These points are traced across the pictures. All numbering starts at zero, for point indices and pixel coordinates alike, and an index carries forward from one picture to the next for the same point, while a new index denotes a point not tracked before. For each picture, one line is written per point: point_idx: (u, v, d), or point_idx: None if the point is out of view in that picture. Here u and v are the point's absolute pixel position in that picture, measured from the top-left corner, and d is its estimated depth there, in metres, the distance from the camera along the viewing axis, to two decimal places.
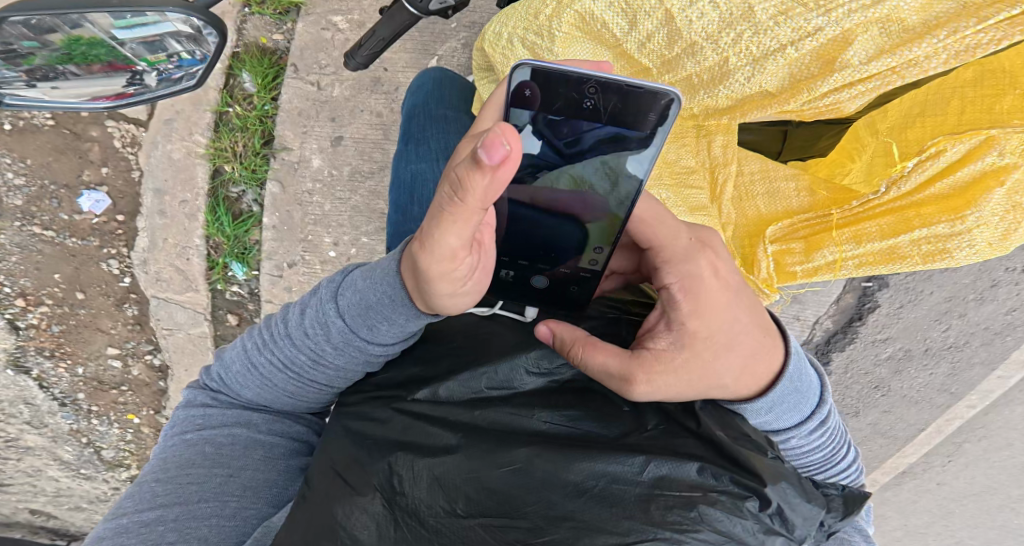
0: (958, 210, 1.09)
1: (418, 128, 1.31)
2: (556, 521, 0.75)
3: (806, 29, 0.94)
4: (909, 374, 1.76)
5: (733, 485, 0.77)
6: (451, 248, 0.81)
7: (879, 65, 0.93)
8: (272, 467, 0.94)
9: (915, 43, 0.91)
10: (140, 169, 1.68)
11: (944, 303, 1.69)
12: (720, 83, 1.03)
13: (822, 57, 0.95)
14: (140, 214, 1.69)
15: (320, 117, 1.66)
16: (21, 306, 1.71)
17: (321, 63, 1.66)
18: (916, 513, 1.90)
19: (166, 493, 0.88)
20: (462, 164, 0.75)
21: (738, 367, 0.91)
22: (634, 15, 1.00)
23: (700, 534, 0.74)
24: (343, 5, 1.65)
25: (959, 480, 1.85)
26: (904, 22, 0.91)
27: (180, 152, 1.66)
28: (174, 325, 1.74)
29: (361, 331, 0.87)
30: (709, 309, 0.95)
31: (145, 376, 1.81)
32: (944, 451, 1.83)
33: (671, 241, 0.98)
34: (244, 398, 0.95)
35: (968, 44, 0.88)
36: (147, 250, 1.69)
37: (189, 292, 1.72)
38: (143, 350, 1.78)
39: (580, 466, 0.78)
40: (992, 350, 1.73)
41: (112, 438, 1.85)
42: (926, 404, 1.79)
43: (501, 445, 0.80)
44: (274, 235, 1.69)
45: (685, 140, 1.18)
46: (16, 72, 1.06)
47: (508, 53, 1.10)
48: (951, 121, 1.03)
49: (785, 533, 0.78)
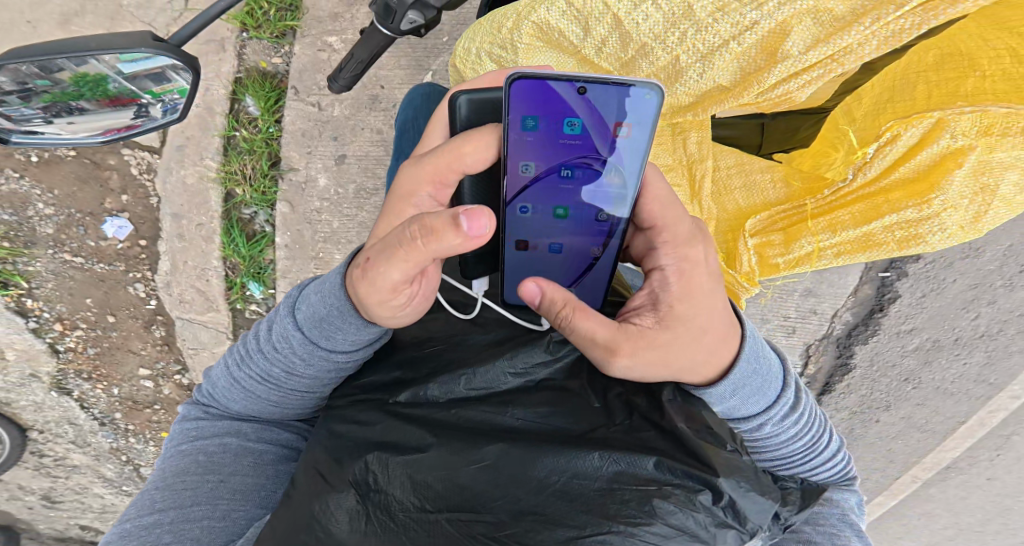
0: (922, 194, 1.08)
1: (409, 144, 1.33)
2: (519, 515, 0.76)
3: (744, 24, 0.99)
4: (940, 365, 1.71)
5: (687, 478, 0.77)
6: (392, 282, 0.85)
7: (817, 54, 0.97)
8: (261, 472, 0.96)
9: (845, 31, 0.94)
10: (158, 195, 1.73)
11: (970, 291, 1.65)
12: (676, 81, 1.08)
13: (765, 49, 1.00)
14: (160, 239, 1.74)
15: (322, 137, 1.68)
16: (59, 330, 1.77)
17: (320, 83, 1.67)
18: (968, 510, 1.82)
19: (162, 498, 0.91)
20: (440, 217, 0.80)
21: (709, 348, 0.90)
22: (587, 21, 1.05)
23: (654, 527, 0.74)
24: (336, 25, 1.67)
25: (1011, 475, 1.78)
26: (832, 12, 0.95)
27: (193, 177, 1.71)
28: (199, 344, 1.80)
29: (320, 341, 0.89)
30: (691, 293, 0.93)
31: (176, 395, 1.86)
32: (991, 444, 1.76)
33: (675, 224, 0.95)
34: (232, 410, 0.98)
35: (893, 29, 0.91)
36: (169, 273, 1.75)
37: (211, 312, 1.78)
38: (173, 370, 1.84)
39: (544, 462, 0.78)
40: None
41: (149, 455, 1.91)
42: (963, 396, 1.73)
43: (472, 441, 0.81)
44: (287, 253, 1.73)
45: (661, 140, 1.23)
46: (33, 109, 1.10)
47: (478, 67, 1.18)
48: (921, 105, 1.04)
49: (738, 526, 0.76)
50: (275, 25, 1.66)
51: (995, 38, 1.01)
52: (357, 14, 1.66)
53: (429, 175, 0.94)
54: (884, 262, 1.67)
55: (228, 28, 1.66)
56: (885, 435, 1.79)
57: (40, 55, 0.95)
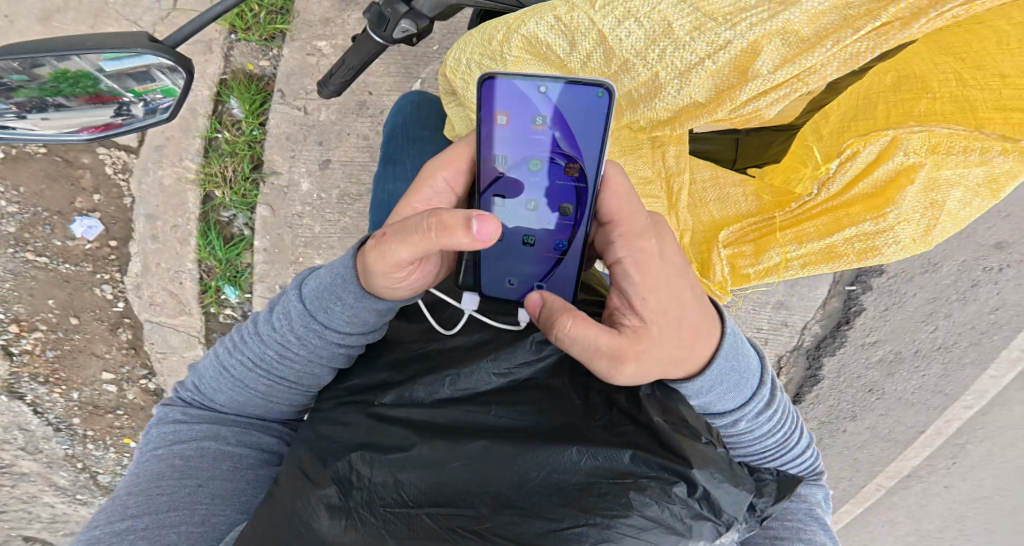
0: (880, 208, 1.07)
1: (397, 149, 1.33)
2: (499, 509, 0.76)
3: (718, 43, 0.93)
4: (901, 376, 1.78)
5: (662, 470, 0.77)
6: (398, 261, 0.86)
7: (784, 73, 0.90)
8: (241, 477, 0.94)
9: (811, 51, 0.88)
10: (131, 196, 1.69)
11: (928, 305, 1.73)
12: (656, 97, 1.01)
13: (737, 67, 0.93)
14: (132, 239, 1.71)
15: (307, 141, 1.67)
16: (15, 332, 1.73)
17: (307, 88, 1.66)
18: (927, 518, 1.89)
19: (136, 504, 0.88)
20: (457, 211, 0.82)
21: (685, 340, 0.93)
22: (573, 36, 1.00)
23: (630, 519, 0.74)
24: (326, 30, 1.66)
25: (966, 482, 1.85)
26: (799, 34, 0.89)
27: (171, 178, 1.68)
28: (169, 348, 1.77)
29: (319, 314, 0.90)
30: (660, 286, 0.94)
31: (141, 400, 1.82)
32: (947, 453, 1.83)
33: (633, 221, 0.94)
34: (217, 404, 0.97)
35: (852, 51, 0.87)
36: (140, 275, 1.72)
37: (183, 315, 1.75)
38: (138, 374, 1.80)
39: (524, 458, 0.78)
40: (981, 349, 1.75)
41: (108, 462, 1.86)
42: (922, 407, 1.80)
43: (455, 439, 0.82)
44: (266, 257, 1.72)
45: (640, 152, 1.21)
46: (7, 104, 1.08)
47: (467, 78, 1.12)
48: (880, 123, 1.07)
49: (713, 517, 0.77)
50: (265, 27, 1.64)
51: (944, 61, 1.04)
52: (347, 19, 1.65)
53: (449, 159, 0.99)
54: (850, 276, 1.73)
55: (216, 29, 1.64)
56: (852, 445, 1.85)
57: (48, 47, 0.95)
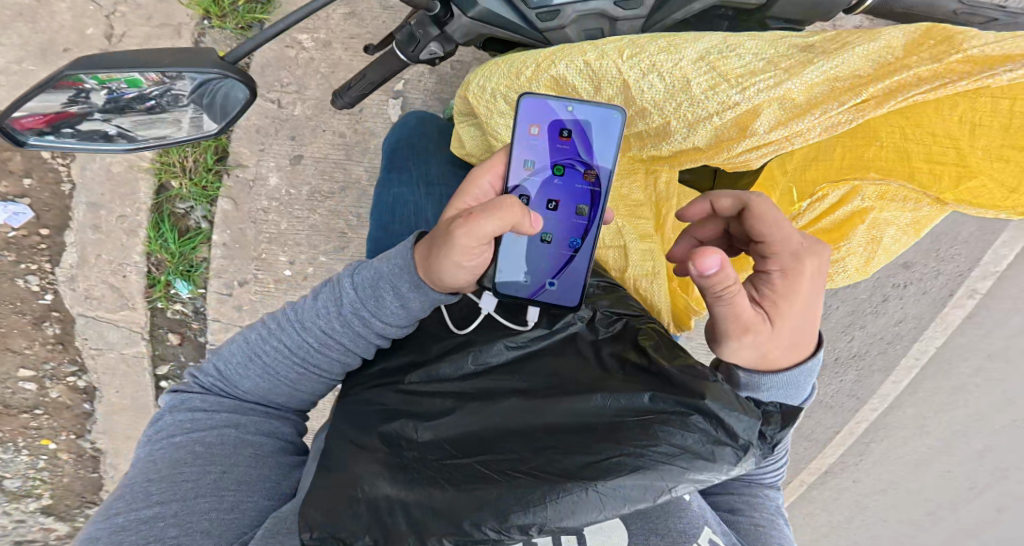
0: (834, 242, 1.10)
1: (401, 158, 1.29)
2: (539, 450, 0.79)
3: (727, 102, 0.90)
4: (823, 381, 1.93)
5: (676, 405, 0.79)
6: (482, 234, 0.86)
7: (776, 136, 0.88)
8: (264, 463, 0.96)
9: (802, 118, 0.87)
10: (71, 183, 1.63)
11: (848, 317, 1.86)
12: (663, 139, 0.98)
13: (737, 123, 0.90)
14: (68, 229, 1.65)
15: (279, 136, 1.61)
16: None
17: (282, 80, 1.59)
18: (837, 509, 2.05)
19: (160, 491, 0.89)
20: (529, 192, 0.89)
21: (792, 350, 0.92)
22: (598, 82, 0.98)
23: (658, 447, 0.75)
24: (309, 22, 1.57)
25: (869, 477, 2.01)
26: (794, 100, 0.87)
27: (120, 166, 1.61)
28: (105, 344, 1.71)
29: (368, 303, 0.92)
30: (794, 296, 0.92)
31: (66, 398, 1.77)
32: (855, 450, 1.98)
33: (785, 238, 0.92)
34: (241, 391, 0.99)
35: (834, 123, 0.86)
36: (76, 266, 1.66)
37: (124, 310, 1.69)
38: (66, 372, 1.74)
39: (554, 412, 0.83)
40: (887, 358, 1.89)
41: (20, 466, 1.80)
42: (837, 409, 1.96)
43: (487, 401, 0.87)
44: (225, 252, 1.67)
45: (635, 175, 1.11)
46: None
47: (492, 107, 1.07)
48: (837, 166, 1.04)
49: (731, 442, 0.75)
50: (242, 16, 1.60)
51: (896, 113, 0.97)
52: (331, 14, 1.57)
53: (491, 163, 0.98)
54: None
55: (188, 14, 1.61)
56: None
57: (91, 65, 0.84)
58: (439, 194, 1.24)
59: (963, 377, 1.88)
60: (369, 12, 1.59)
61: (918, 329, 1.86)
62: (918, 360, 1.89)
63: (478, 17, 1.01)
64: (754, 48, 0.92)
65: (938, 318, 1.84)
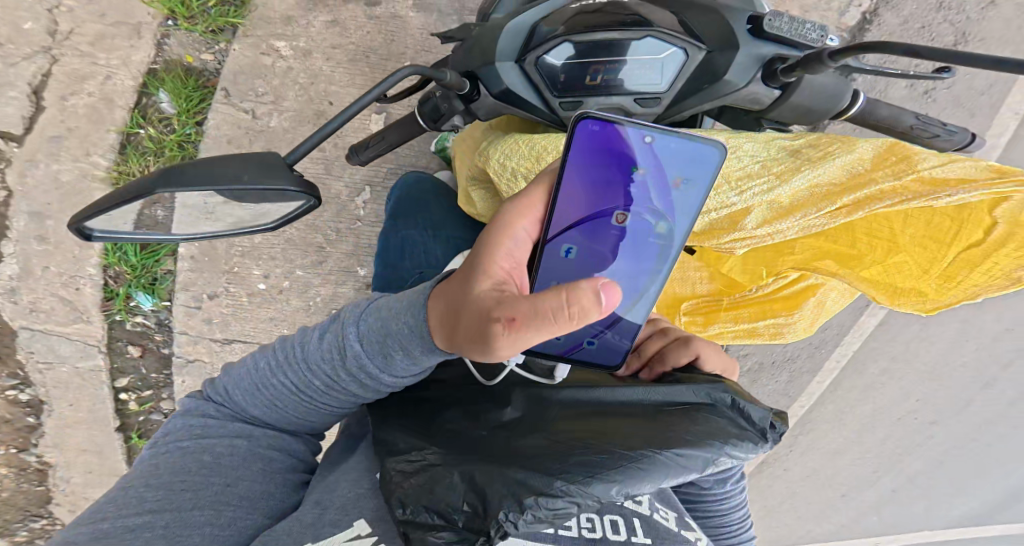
0: (796, 307, 1.22)
1: (404, 206, 1.47)
2: (604, 433, 0.85)
3: (723, 202, 0.97)
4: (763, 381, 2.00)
5: (709, 397, 0.94)
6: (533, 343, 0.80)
7: (761, 232, 0.96)
8: (270, 480, 0.95)
9: (787, 219, 0.94)
10: (10, 190, 1.50)
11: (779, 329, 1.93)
12: None
13: (730, 218, 0.97)
14: (8, 239, 1.52)
15: (253, 148, 1.56)
16: None
17: (258, 90, 1.55)
18: (772, 495, 2.17)
19: (155, 499, 0.87)
20: (586, 297, 0.77)
21: None
22: None
23: (707, 427, 0.86)
24: (287, 30, 1.55)
25: (799, 466, 2.14)
26: (781, 199, 0.94)
27: (71, 174, 1.51)
28: (56, 358, 1.61)
29: (376, 358, 0.89)
30: None
31: (6, 412, 1.63)
32: (786, 442, 2.11)
33: None
34: (247, 413, 0.97)
35: (818, 223, 0.94)
36: (18, 277, 1.54)
37: (77, 323, 1.59)
38: (6, 385, 1.61)
39: (607, 407, 0.94)
40: (815, 361, 1.98)
41: None
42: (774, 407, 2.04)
43: (542, 402, 0.96)
44: (192, 265, 1.60)
45: None
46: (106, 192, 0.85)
47: (512, 184, 1.10)
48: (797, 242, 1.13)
49: (755, 428, 0.89)
50: (213, 19, 1.52)
51: None
52: (312, 22, 1.55)
53: (526, 208, 0.94)
54: None
55: (149, 13, 1.51)
56: None
57: (189, 178, 0.84)
58: (445, 236, 1.43)
59: (873, 376, 2.01)
60: (351, 23, 1.56)
61: (839, 335, 1.94)
62: (839, 362, 1.98)
63: (502, 96, 1.04)
64: (748, 149, 0.97)
65: (855, 325, 1.93)
